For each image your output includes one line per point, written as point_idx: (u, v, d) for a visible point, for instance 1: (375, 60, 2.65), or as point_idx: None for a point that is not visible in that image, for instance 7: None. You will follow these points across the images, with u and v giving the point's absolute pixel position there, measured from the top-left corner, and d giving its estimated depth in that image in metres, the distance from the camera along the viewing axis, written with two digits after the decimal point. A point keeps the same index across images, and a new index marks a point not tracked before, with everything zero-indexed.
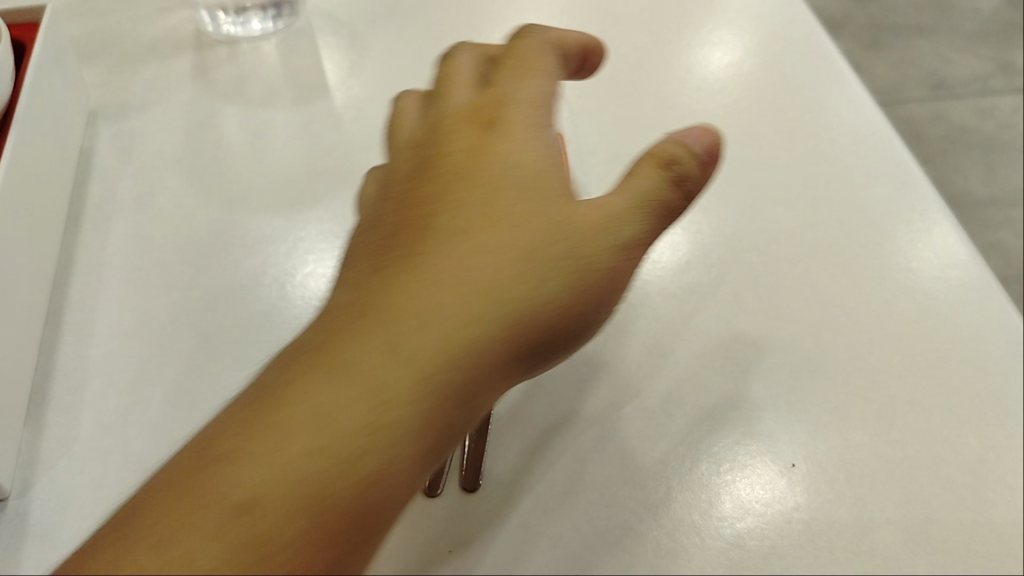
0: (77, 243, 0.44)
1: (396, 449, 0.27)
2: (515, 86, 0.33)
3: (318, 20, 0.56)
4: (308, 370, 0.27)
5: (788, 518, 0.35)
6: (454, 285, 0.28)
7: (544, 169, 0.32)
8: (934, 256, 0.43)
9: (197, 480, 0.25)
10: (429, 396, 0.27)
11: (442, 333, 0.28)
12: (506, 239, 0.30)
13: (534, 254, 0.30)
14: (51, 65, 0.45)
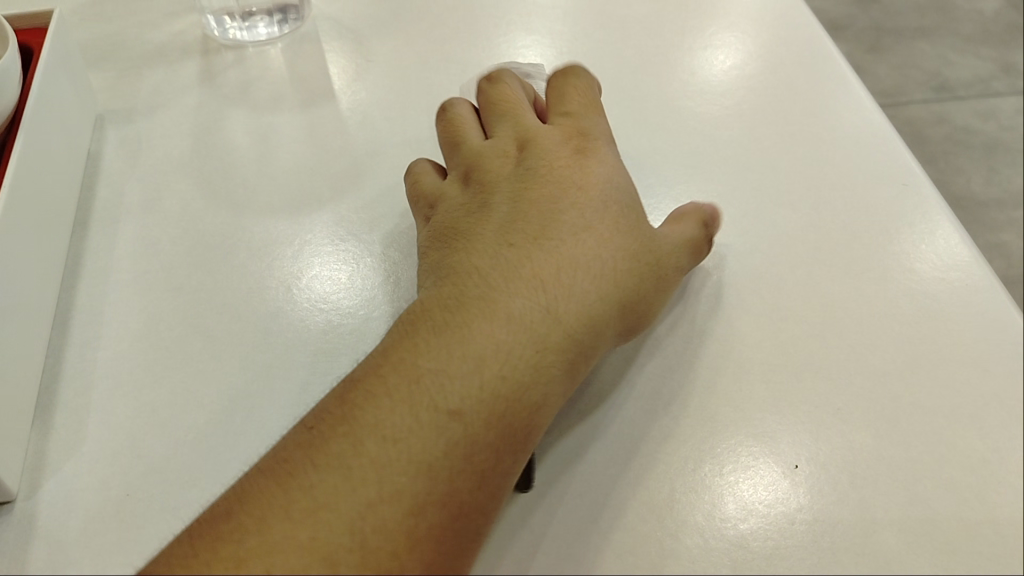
0: (83, 246, 0.44)
1: (552, 380, 0.35)
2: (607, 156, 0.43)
3: (323, 24, 0.57)
4: (478, 318, 0.35)
5: (791, 519, 0.35)
6: (588, 272, 0.37)
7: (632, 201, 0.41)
8: (936, 258, 0.44)
9: (415, 394, 0.33)
10: (577, 349, 0.36)
11: (594, 301, 0.37)
12: (625, 238, 0.39)
13: (630, 253, 0.39)
14: (58, 69, 0.45)
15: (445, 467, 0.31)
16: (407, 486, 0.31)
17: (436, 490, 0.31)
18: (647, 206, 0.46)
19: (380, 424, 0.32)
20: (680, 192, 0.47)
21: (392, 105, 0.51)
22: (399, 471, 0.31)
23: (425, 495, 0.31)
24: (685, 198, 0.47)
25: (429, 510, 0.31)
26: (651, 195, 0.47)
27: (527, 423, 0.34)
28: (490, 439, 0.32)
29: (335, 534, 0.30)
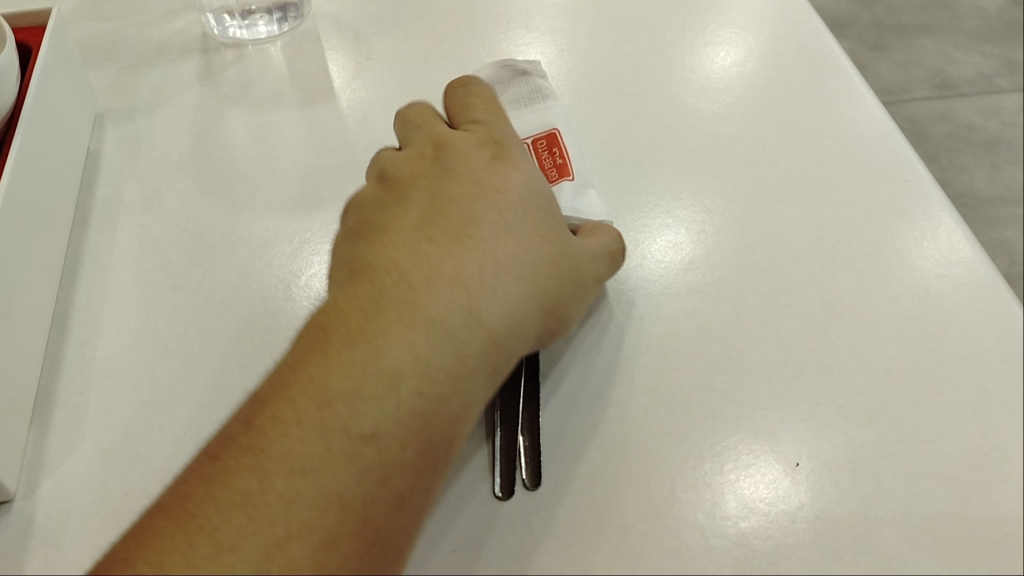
0: (83, 245, 0.44)
1: (471, 391, 0.34)
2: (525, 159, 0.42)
3: (323, 22, 0.57)
4: (399, 329, 0.34)
5: (793, 517, 0.35)
6: (510, 276, 0.36)
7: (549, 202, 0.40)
8: (938, 255, 0.43)
9: (328, 415, 0.32)
10: (498, 357, 0.35)
11: (519, 306, 0.36)
12: (548, 240, 0.38)
13: (552, 256, 0.38)
14: (57, 68, 0.45)
15: (357, 498, 0.31)
16: (317, 521, 0.30)
17: (347, 522, 0.30)
18: (648, 202, 0.46)
19: (287, 454, 0.31)
20: (682, 189, 0.47)
21: (392, 103, 0.51)
22: (308, 504, 0.30)
23: (335, 527, 0.30)
24: (686, 195, 0.46)
25: (345, 540, 0.30)
26: (653, 191, 0.47)
27: (445, 439, 0.33)
28: (406, 459, 0.32)
29: (245, 575, 0.29)
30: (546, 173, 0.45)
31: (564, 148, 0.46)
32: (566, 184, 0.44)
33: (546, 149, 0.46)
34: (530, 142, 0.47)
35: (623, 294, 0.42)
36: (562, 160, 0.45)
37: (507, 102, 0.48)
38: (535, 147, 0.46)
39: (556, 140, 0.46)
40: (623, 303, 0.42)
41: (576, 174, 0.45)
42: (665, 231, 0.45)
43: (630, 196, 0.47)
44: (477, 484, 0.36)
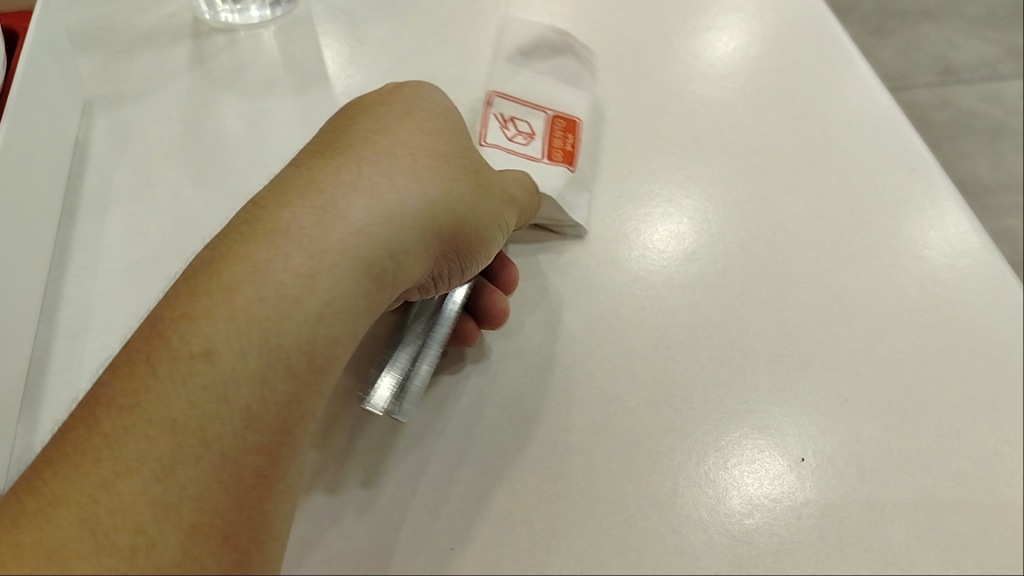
0: (72, 236, 0.43)
1: (345, 301, 0.26)
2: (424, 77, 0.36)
3: (316, 5, 0.55)
4: (252, 238, 0.26)
5: (797, 513, 0.34)
6: (382, 171, 0.29)
7: (448, 120, 0.35)
8: (947, 244, 0.42)
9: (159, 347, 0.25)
10: (369, 253, 0.27)
11: (398, 210, 0.29)
12: (440, 149, 0.32)
13: (444, 167, 0.32)
14: (44, 54, 0.44)
15: (192, 424, 0.24)
16: (144, 455, 0.23)
17: (184, 450, 0.23)
18: (649, 190, 0.45)
19: (116, 400, 0.24)
20: (683, 178, 0.46)
21: (388, 90, 0.50)
22: (135, 443, 0.23)
23: (171, 456, 0.23)
24: (688, 183, 0.45)
25: (190, 476, 0.23)
26: (654, 180, 0.46)
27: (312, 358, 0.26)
28: (250, 372, 0.24)
29: (63, 529, 0.22)
30: (550, 151, 0.45)
31: (578, 138, 0.46)
32: (561, 170, 0.43)
33: (561, 130, 0.46)
34: (551, 115, 0.46)
35: (624, 285, 0.41)
36: (570, 148, 0.45)
37: (544, 66, 0.48)
38: (553, 122, 0.46)
39: (575, 126, 0.46)
40: (624, 294, 0.41)
41: (575, 169, 0.44)
42: (667, 221, 0.44)
43: (632, 183, 0.46)
44: (475, 480, 0.35)
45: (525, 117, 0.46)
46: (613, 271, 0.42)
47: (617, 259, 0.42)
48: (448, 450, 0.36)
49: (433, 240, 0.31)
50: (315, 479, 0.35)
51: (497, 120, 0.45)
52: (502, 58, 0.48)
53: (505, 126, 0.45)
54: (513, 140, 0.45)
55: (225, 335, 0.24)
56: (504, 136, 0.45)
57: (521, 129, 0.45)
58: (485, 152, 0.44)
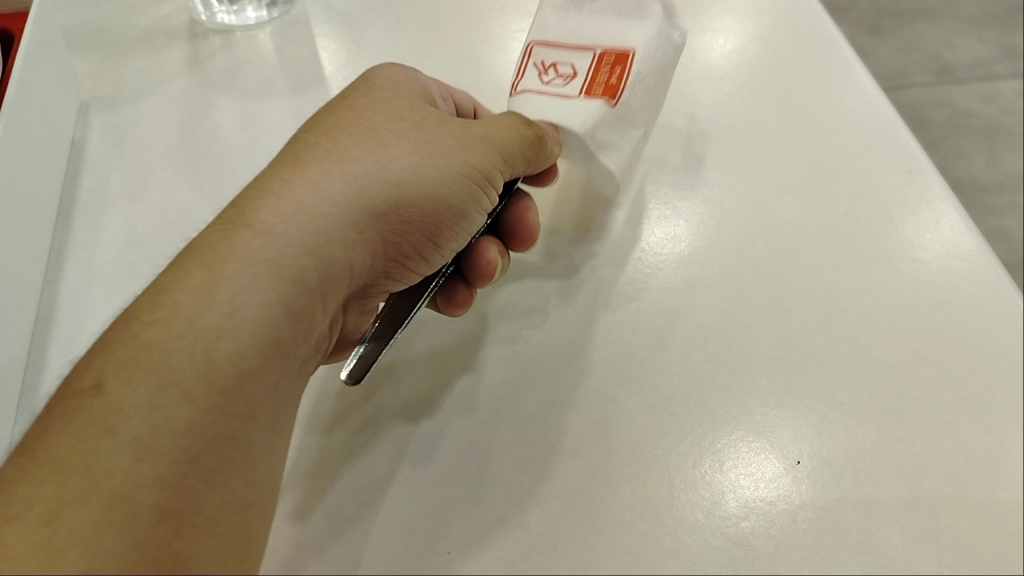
0: (68, 238, 0.43)
1: (248, 310, 0.28)
2: (389, 75, 0.38)
3: (313, 7, 0.55)
4: (179, 267, 0.29)
5: (793, 516, 0.35)
6: (296, 183, 0.31)
7: (396, 105, 0.36)
8: (942, 247, 0.43)
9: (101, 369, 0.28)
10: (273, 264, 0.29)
11: (306, 219, 0.31)
12: (372, 146, 0.33)
13: (370, 162, 0.33)
14: (39, 56, 0.44)
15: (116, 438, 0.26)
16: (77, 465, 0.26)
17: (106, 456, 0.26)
18: (646, 192, 0.45)
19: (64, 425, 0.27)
20: (680, 180, 0.46)
21: None
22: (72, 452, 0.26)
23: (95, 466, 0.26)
24: (685, 185, 0.45)
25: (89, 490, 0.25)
26: (650, 182, 0.46)
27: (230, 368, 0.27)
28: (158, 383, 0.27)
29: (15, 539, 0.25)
30: (590, 86, 0.38)
31: (629, 69, 0.39)
32: (598, 102, 0.37)
33: (608, 65, 0.39)
34: (598, 52, 0.40)
35: (620, 288, 0.41)
36: (615, 81, 0.38)
37: (601, 6, 0.41)
38: (601, 58, 0.39)
39: (626, 57, 0.39)
40: (621, 296, 0.41)
41: (615, 106, 0.38)
42: (663, 224, 0.44)
43: (629, 185, 0.46)
44: (472, 483, 0.35)
45: (567, 59, 0.40)
46: (610, 272, 0.42)
47: (614, 261, 0.42)
48: (445, 454, 0.36)
49: (356, 237, 0.32)
50: (314, 484, 0.35)
51: (536, 69, 0.40)
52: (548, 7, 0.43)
53: (543, 72, 0.40)
54: (548, 84, 0.39)
55: (144, 354, 0.27)
56: (540, 81, 0.40)
57: (561, 72, 0.40)
58: (515, 102, 0.39)
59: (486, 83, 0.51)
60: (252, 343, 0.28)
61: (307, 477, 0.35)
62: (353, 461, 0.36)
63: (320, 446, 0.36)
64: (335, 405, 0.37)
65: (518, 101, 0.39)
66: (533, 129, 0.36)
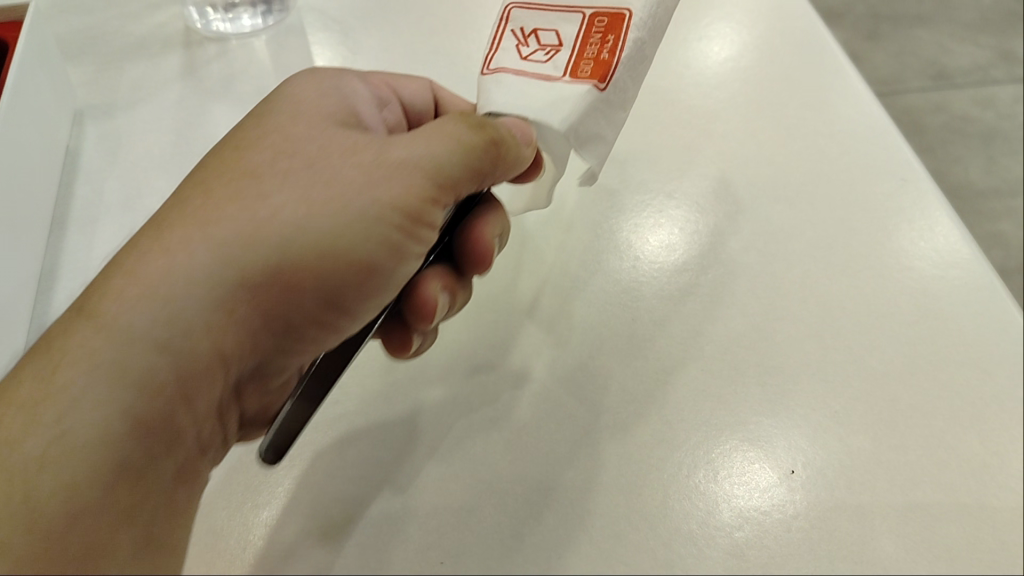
0: (62, 247, 0.43)
1: (80, 432, 0.28)
2: (305, 94, 0.35)
3: (309, 14, 0.55)
4: (38, 359, 0.29)
5: (787, 525, 0.35)
6: (162, 259, 0.29)
7: (298, 135, 0.33)
8: (937, 255, 0.43)
9: None
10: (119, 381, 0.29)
11: (157, 309, 0.29)
12: (250, 200, 0.30)
13: (245, 224, 0.30)
14: (34, 65, 0.44)
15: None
16: None
17: None
18: (641, 200, 0.45)
19: None
20: (675, 188, 0.46)
21: None
22: None
23: None
24: (679, 193, 0.45)
25: None
26: (645, 190, 0.46)
27: (70, 505, 0.28)
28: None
29: None
30: (577, 62, 0.33)
31: (624, 37, 0.33)
32: (581, 86, 0.32)
33: (598, 35, 0.34)
34: (589, 15, 0.34)
35: (615, 296, 0.41)
36: (607, 55, 0.33)
37: None
38: (591, 24, 0.34)
39: (620, 23, 0.33)
40: (616, 305, 0.41)
41: (605, 89, 0.32)
42: (658, 232, 0.44)
43: (623, 192, 0.46)
44: (466, 494, 0.35)
45: (552, 26, 0.35)
46: (605, 281, 0.42)
47: (608, 269, 0.42)
48: (439, 463, 0.36)
49: (226, 320, 0.30)
50: (307, 493, 0.35)
51: (515, 39, 0.35)
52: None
53: (523, 44, 0.35)
54: (527, 56, 0.34)
55: (1, 429, 0.28)
56: (518, 55, 0.34)
57: (545, 42, 0.34)
58: (485, 84, 0.34)
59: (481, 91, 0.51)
60: (87, 466, 0.28)
61: (300, 487, 0.35)
62: (346, 470, 0.36)
63: (314, 455, 0.36)
64: (330, 415, 0.37)
65: (491, 81, 0.34)
66: (473, 141, 0.32)
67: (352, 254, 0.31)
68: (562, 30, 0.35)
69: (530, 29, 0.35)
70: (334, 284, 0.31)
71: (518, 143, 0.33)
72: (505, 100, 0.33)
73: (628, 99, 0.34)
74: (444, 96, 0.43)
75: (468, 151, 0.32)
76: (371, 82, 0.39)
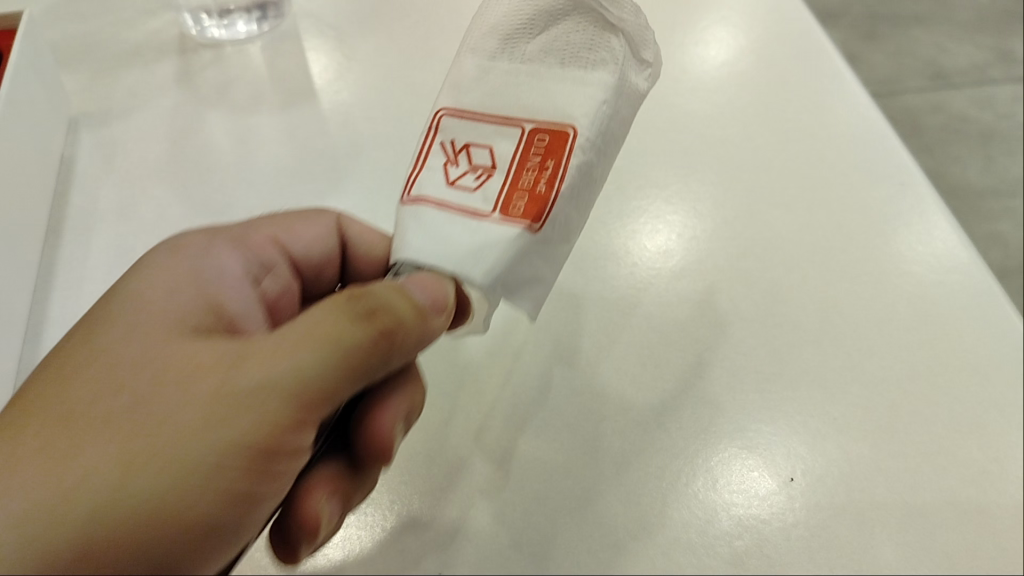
0: (57, 256, 0.43)
1: None
2: (158, 278, 0.30)
3: (304, 20, 0.55)
4: None
5: (787, 534, 0.34)
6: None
7: (141, 355, 0.26)
8: (935, 260, 0.42)
9: None
10: None
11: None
12: (68, 456, 0.24)
13: (47, 504, 0.23)
14: (28, 73, 0.44)
15: None
16: None
17: None
18: (638, 207, 0.45)
19: None
20: (672, 194, 0.46)
21: (375, 105, 0.50)
22: None
23: None
24: (677, 200, 0.45)
25: None
26: (642, 196, 0.46)
27: None
28: None
29: None
30: (510, 195, 0.28)
31: (565, 161, 0.28)
32: (511, 228, 0.27)
33: (538, 156, 0.28)
34: (529, 127, 0.29)
35: (612, 303, 0.41)
36: (543, 187, 0.28)
37: (537, 49, 0.30)
38: (530, 142, 0.29)
39: (562, 143, 0.28)
40: (614, 312, 0.41)
41: (540, 231, 0.27)
42: (655, 238, 0.44)
43: (619, 199, 0.45)
44: (463, 503, 0.35)
45: (485, 142, 0.29)
46: (602, 288, 0.42)
47: (605, 277, 0.42)
48: (436, 474, 0.36)
49: None
50: None
51: (445, 153, 0.30)
52: (469, 53, 0.31)
53: (453, 161, 0.30)
54: (456, 182, 0.29)
55: None
56: (445, 179, 0.29)
57: (476, 164, 0.29)
58: (404, 217, 0.29)
59: None
60: None
61: None
62: None
63: None
64: None
65: (409, 214, 0.29)
66: (362, 332, 0.25)
67: (183, 519, 0.23)
68: (495, 147, 0.29)
69: (459, 145, 0.30)
70: (156, 558, 0.23)
71: (421, 317, 0.26)
72: (423, 244, 0.28)
73: (572, 231, 0.29)
74: (351, 225, 0.37)
75: (351, 350, 0.25)
76: (245, 248, 0.33)
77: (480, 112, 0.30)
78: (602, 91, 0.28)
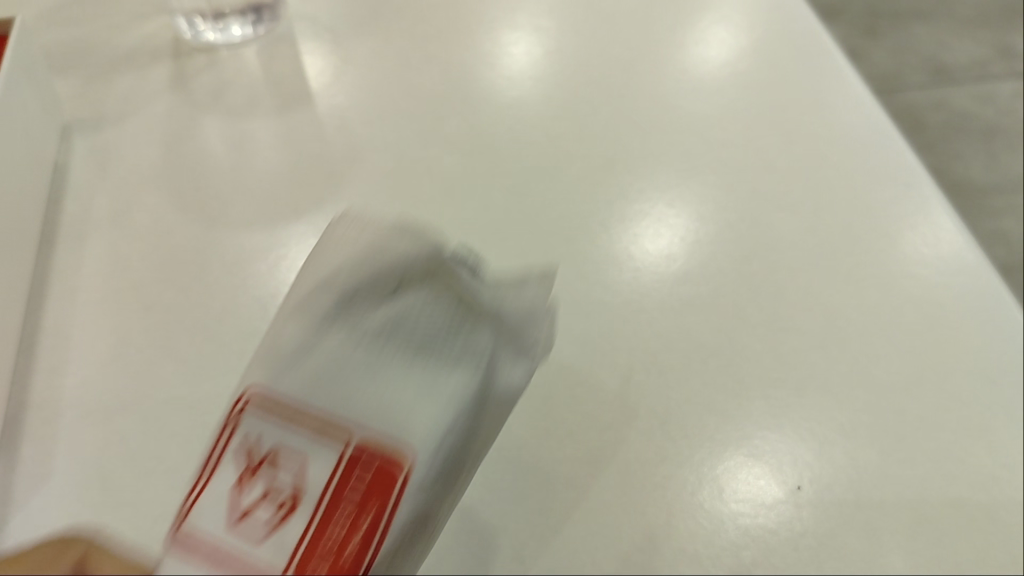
0: (50, 265, 0.42)
1: None
2: None
3: (300, 23, 0.54)
4: None
5: (795, 543, 0.34)
6: None
7: None
8: (941, 262, 0.42)
9: None
10: None
11: None
12: None
13: None
14: (20, 78, 0.43)
15: None
16: None
17: None
18: (639, 210, 0.44)
19: None
20: (674, 197, 0.45)
21: (372, 109, 0.49)
22: None
23: None
24: (679, 203, 0.45)
25: None
26: (643, 200, 0.45)
27: None
28: None
29: None
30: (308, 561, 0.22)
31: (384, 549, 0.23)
32: None
33: (357, 511, 0.23)
34: (342, 462, 0.24)
35: (614, 309, 0.40)
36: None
37: (360, 377, 0.26)
38: (343, 482, 0.24)
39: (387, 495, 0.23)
40: (616, 318, 0.40)
41: None
42: (657, 243, 0.43)
43: (620, 203, 0.45)
44: (465, 516, 0.34)
45: (297, 462, 0.24)
46: (604, 293, 0.41)
47: (607, 282, 0.41)
48: None
49: None
50: None
51: (234, 481, 0.24)
52: (290, 316, 0.27)
53: (241, 491, 0.23)
54: (239, 532, 0.23)
55: None
56: (226, 520, 0.23)
57: (275, 498, 0.23)
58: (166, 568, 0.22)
59: (476, 97, 0.50)
60: None
61: None
62: None
63: None
64: None
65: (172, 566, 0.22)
66: None
67: None
68: (309, 462, 0.24)
69: (261, 453, 0.24)
70: None
71: None
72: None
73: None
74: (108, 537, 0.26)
75: None
76: None
77: (305, 403, 0.25)
78: (443, 426, 0.26)
